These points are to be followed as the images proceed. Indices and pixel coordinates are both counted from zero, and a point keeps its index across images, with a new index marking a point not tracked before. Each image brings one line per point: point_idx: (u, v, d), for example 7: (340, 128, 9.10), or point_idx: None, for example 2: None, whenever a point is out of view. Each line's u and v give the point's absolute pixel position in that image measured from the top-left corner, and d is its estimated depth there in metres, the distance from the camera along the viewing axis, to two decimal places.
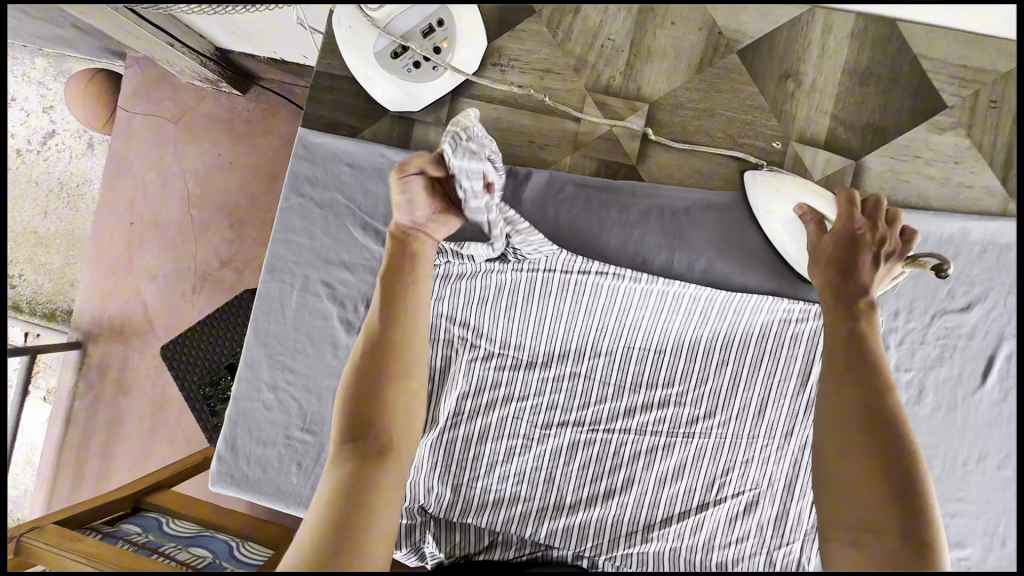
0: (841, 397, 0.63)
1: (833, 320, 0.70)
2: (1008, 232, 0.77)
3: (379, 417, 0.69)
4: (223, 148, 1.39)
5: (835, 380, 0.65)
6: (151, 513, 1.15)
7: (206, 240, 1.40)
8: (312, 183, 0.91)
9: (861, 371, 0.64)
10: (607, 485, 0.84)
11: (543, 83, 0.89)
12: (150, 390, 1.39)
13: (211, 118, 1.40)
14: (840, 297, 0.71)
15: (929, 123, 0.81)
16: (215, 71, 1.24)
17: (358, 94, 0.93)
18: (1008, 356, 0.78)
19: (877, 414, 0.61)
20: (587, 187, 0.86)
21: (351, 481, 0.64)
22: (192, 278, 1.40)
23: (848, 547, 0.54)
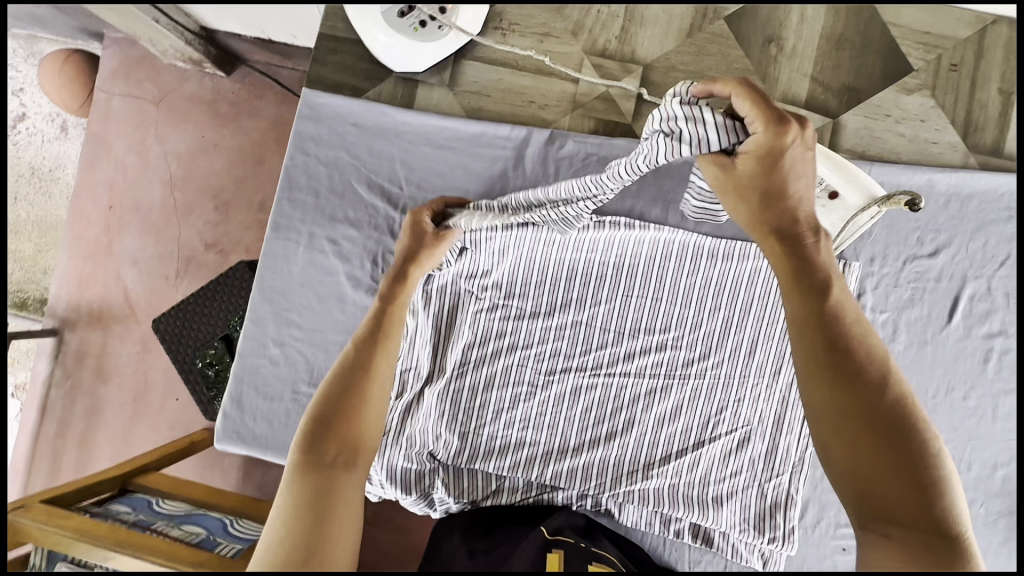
0: (830, 392, 0.56)
1: (792, 295, 0.61)
2: (968, 183, 0.85)
3: (346, 424, 0.68)
4: (207, 129, 1.38)
5: (814, 372, 0.58)
6: (139, 494, 1.13)
7: (193, 219, 1.38)
8: (317, 143, 0.93)
9: (840, 351, 0.58)
10: (608, 427, 0.88)
11: (543, 47, 0.93)
12: (138, 370, 1.37)
13: (193, 98, 1.38)
14: (799, 268, 0.62)
15: (898, 85, 0.88)
16: (199, 48, 1.23)
17: (363, 57, 0.96)
18: (970, 296, 0.85)
19: (875, 391, 0.56)
20: (586, 144, 0.89)
21: (310, 491, 0.62)
22: (174, 259, 1.38)
23: (881, 542, 0.52)
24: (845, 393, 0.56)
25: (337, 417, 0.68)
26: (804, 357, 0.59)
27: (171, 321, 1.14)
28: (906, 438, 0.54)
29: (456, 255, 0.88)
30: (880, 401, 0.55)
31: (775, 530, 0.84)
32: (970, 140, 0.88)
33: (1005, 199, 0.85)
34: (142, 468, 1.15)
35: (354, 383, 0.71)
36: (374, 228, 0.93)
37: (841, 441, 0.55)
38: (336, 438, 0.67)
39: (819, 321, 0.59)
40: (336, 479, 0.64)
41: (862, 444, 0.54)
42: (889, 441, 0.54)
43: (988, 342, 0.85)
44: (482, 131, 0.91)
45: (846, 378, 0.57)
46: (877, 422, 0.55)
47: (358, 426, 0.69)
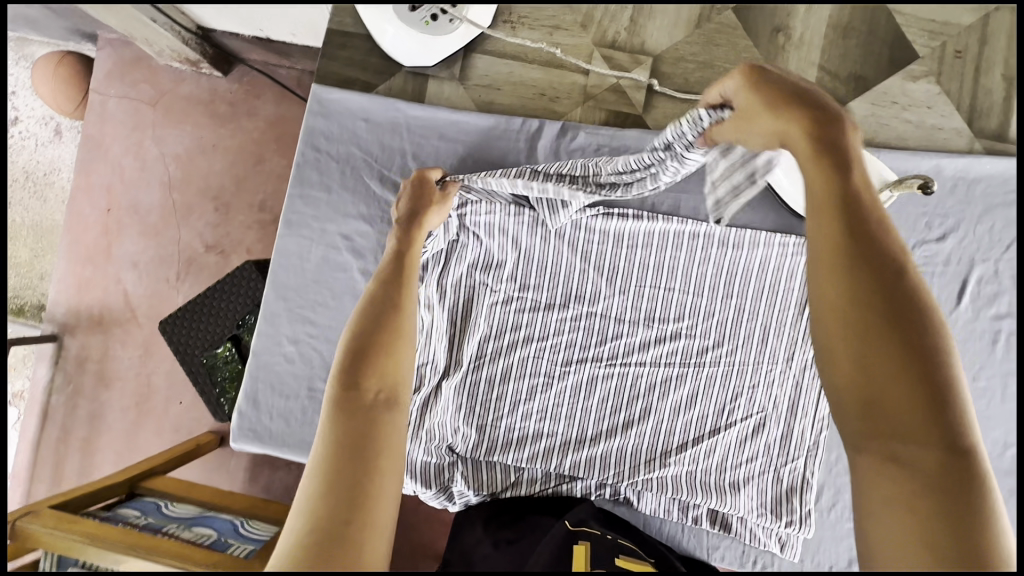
0: (846, 288, 0.50)
1: (816, 186, 0.54)
2: (974, 167, 0.87)
3: (376, 367, 0.65)
4: (208, 128, 1.37)
5: (833, 266, 0.51)
6: (148, 497, 1.12)
7: (195, 219, 1.37)
8: (328, 139, 0.93)
9: (862, 246, 0.51)
10: (625, 416, 0.89)
11: (552, 39, 0.93)
12: (142, 373, 1.35)
13: (192, 97, 1.37)
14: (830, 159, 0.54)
15: (904, 72, 0.90)
16: (199, 50, 1.24)
17: (372, 51, 0.96)
18: (978, 279, 0.87)
19: (891, 296, 0.50)
20: (597, 135, 0.90)
21: (353, 431, 0.59)
22: (177, 260, 1.37)
23: (884, 461, 0.46)
24: (861, 291, 0.50)
25: (369, 359, 0.66)
26: (822, 248, 0.52)
27: (177, 322, 1.13)
28: (918, 344, 0.48)
29: (470, 250, 0.89)
30: (894, 306, 0.49)
31: (792, 514, 0.85)
32: (975, 125, 0.89)
33: (1010, 183, 0.87)
34: (149, 472, 1.14)
35: (381, 328, 0.69)
36: (388, 223, 0.93)
37: (846, 341, 0.49)
38: (371, 380, 0.64)
39: (845, 211, 0.52)
40: (377, 420, 0.61)
41: (869, 349, 0.48)
42: (904, 350, 0.48)
43: (997, 323, 0.86)
44: (494, 124, 0.91)
45: (865, 277, 0.50)
46: (889, 330, 0.48)
47: (389, 369, 0.66)
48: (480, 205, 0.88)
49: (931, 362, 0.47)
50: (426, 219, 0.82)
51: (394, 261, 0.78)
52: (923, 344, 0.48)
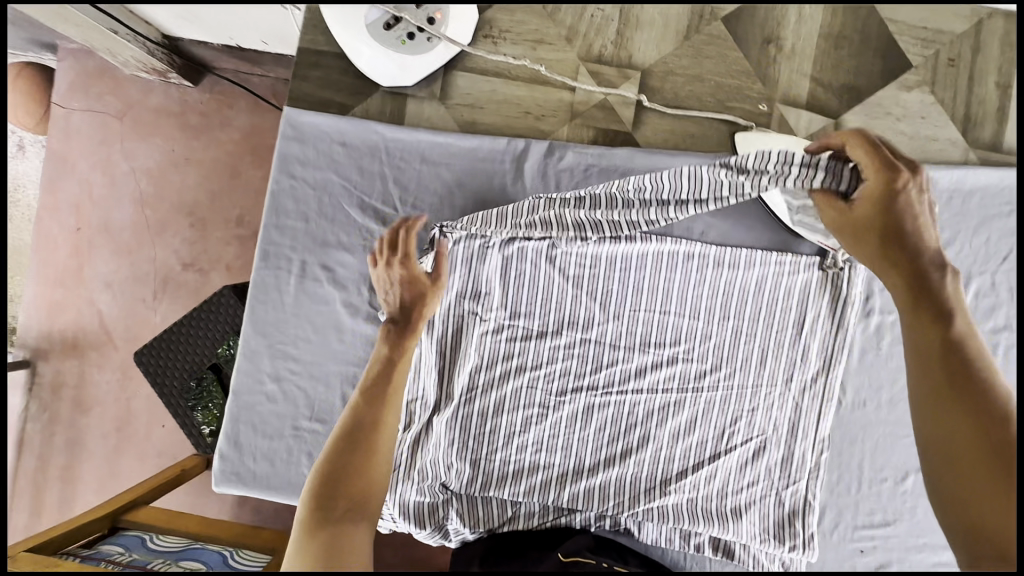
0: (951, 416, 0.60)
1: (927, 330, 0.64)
2: (969, 179, 0.85)
3: (353, 472, 0.70)
4: (179, 144, 1.30)
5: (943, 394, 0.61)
6: (132, 531, 1.04)
7: (169, 239, 1.31)
8: (303, 164, 0.88)
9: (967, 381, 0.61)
10: (623, 445, 0.86)
11: (536, 54, 0.90)
12: (119, 401, 1.29)
13: (161, 111, 1.30)
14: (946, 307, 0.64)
15: (898, 81, 0.87)
16: (163, 59, 1.16)
17: (347, 70, 0.91)
18: (975, 292, 0.85)
19: (987, 420, 0.59)
20: (585, 155, 0.86)
21: (322, 541, 0.65)
22: (152, 283, 1.31)
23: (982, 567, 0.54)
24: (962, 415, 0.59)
25: (350, 463, 0.70)
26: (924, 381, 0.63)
27: (153, 352, 1.06)
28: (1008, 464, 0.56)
29: (458, 278, 0.84)
30: (990, 431, 0.58)
31: (795, 538, 0.84)
32: (969, 136, 0.87)
33: (1005, 193, 0.85)
34: (134, 503, 1.06)
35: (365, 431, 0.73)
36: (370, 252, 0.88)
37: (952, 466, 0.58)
38: (349, 485, 0.69)
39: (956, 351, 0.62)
40: (347, 529, 0.66)
41: (973, 474, 0.57)
42: (1008, 478, 0.56)
43: (993, 337, 0.85)
44: (478, 146, 0.87)
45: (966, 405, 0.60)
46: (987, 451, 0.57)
47: (367, 475, 0.71)
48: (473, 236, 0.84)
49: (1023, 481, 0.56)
50: (421, 308, 0.80)
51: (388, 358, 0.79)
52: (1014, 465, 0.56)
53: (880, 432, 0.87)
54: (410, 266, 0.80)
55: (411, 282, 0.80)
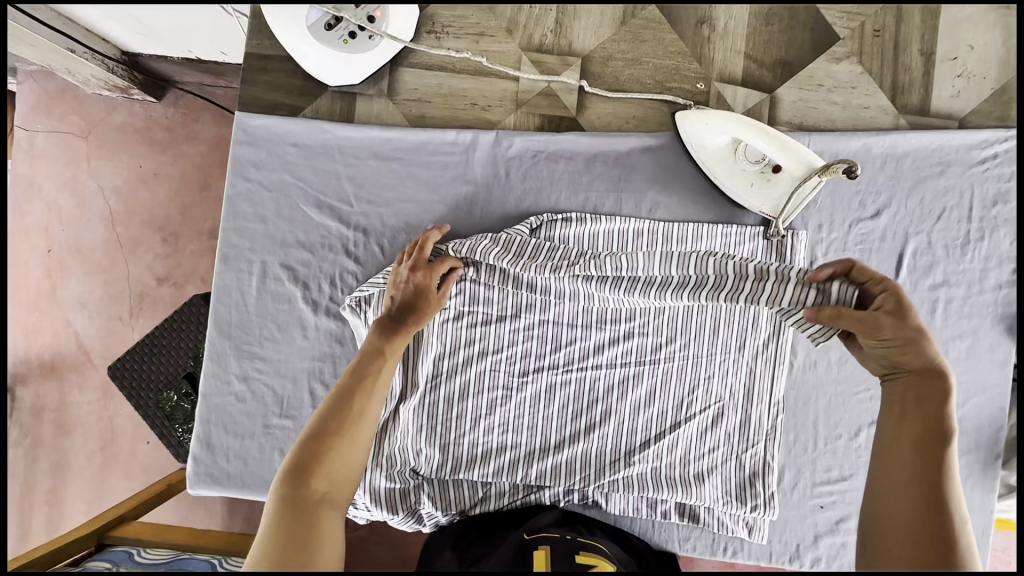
0: (910, 517, 0.61)
1: (904, 434, 0.65)
2: (901, 143, 0.88)
3: (325, 458, 0.64)
4: (144, 158, 1.30)
5: (904, 495, 0.62)
6: (119, 547, 1.00)
7: (141, 254, 1.31)
8: (257, 167, 0.90)
9: (930, 490, 0.61)
10: (586, 420, 0.89)
11: (479, 47, 0.93)
12: (102, 419, 1.30)
13: (125, 127, 1.31)
14: (925, 416, 0.64)
15: (827, 54, 0.91)
16: (124, 76, 1.16)
17: (295, 72, 0.93)
18: (914, 252, 0.89)
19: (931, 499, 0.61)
20: (532, 142, 0.90)
21: (296, 529, 0.59)
22: (128, 299, 1.31)
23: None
24: (921, 524, 0.60)
25: (324, 451, 0.64)
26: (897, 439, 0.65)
27: (127, 366, 1.06)
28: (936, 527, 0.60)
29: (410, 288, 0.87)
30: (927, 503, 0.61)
31: (756, 498, 0.87)
32: (898, 101, 0.91)
33: (935, 155, 0.88)
34: (120, 520, 1.05)
35: (341, 420, 0.67)
36: (329, 249, 0.90)
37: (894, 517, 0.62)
38: (321, 472, 0.63)
39: (926, 458, 0.63)
40: (321, 519, 0.61)
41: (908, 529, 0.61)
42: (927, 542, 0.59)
43: (934, 292, 0.88)
44: (427, 139, 0.90)
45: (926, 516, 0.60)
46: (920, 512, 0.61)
47: (342, 461, 0.65)
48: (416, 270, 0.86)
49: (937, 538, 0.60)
50: (412, 304, 0.78)
51: (369, 354, 0.74)
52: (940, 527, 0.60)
53: (833, 391, 0.90)
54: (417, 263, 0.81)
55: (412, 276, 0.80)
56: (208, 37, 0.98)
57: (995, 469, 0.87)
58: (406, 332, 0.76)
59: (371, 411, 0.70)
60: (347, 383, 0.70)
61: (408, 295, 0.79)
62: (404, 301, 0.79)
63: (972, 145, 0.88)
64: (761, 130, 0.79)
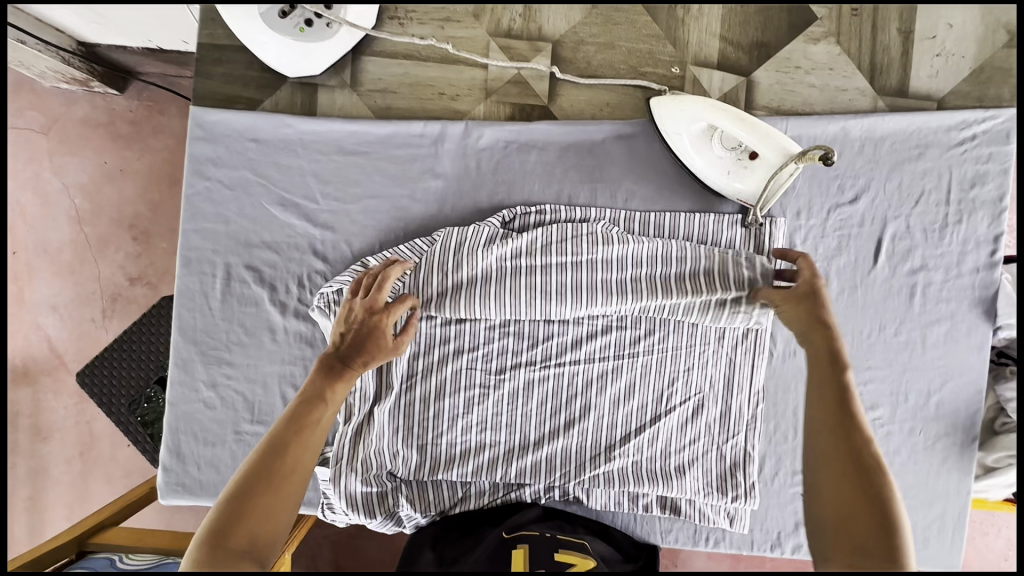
0: (833, 453, 0.63)
1: (820, 400, 0.66)
2: (879, 126, 0.87)
3: (254, 508, 0.60)
4: (110, 154, 1.24)
5: (836, 472, 0.62)
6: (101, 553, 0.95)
7: (111, 254, 1.26)
8: (216, 165, 0.86)
9: (857, 462, 0.62)
10: (566, 416, 0.87)
11: (444, 33, 0.89)
12: (78, 425, 1.26)
13: (87, 121, 1.24)
14: (833, 378, 0.67)
15: (804, 35, 0.89)
16: (82, 68, 1.08)
17: (253, 64, 0.89)
18: (892, 236, 0.87)
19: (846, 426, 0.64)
20: (503, 133, 0.87)
21: None
22: (100, 301, 1.26)
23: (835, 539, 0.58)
24: (860, 501, 0.59)
25: (255, 499, 0.60)
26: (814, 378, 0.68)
27: (100, 371, 1.01)
28: (857, 454, 0.62)
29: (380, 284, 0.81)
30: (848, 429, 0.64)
31: (737, 488, 0.87)
32: (877, 83, 0.89)
33: (914, 137, 0.87)
34: (100, 526, 0.98)
35: (273, 470, 0.63)
36: (295, 248, 0.87)
37: (825, 450, 0.64)
38: (246, 523, 0.59)
39: (838, 396, 0.66)
40: None
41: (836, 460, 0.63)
42: (848, 466, 0.62)
43: (912, 277, 0.88)
44: (393, 132, 0.87)
45: (864, 493, 0.60)
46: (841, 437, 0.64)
47: (269, 516, 0.61)
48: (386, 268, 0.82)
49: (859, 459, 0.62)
50: (360, 348, 0.74)
51: (310, 398, 0.69)
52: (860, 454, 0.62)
53: None
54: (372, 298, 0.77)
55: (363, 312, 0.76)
56: (164, 25, 0.92)
57: (972, 451, 0.88)
58: (349, 378, 0.73)
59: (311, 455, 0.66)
60: (291, 417, 0.67)
61: (358, 338, 0.74)
62: (350, 345, 0.74)
63: (950, 127, 0.86)
64: (732, 113, 0.78)
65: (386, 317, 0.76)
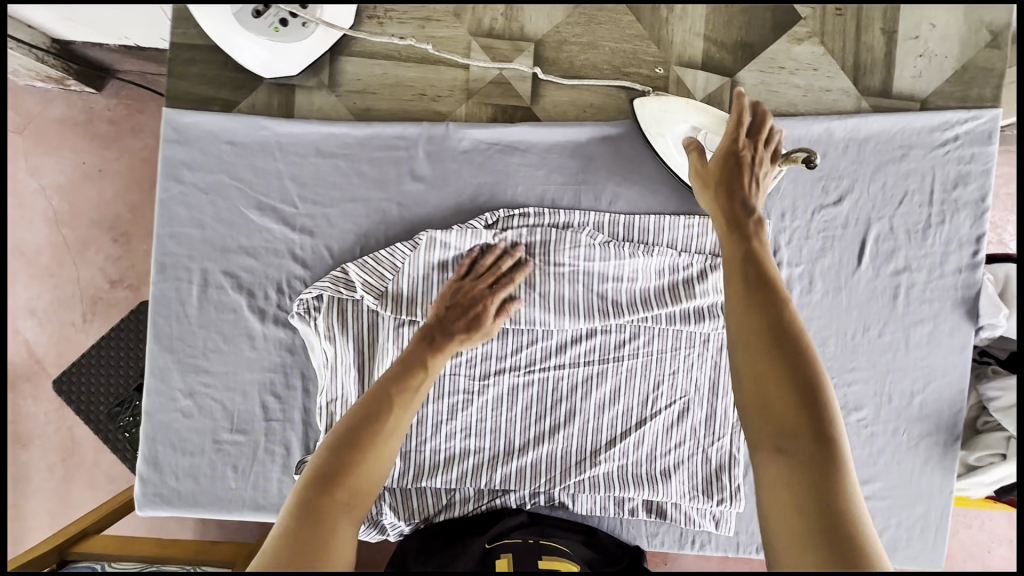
0: (752, 332, 0.63)
1: (734, 287, 0.67)
2: (863, 127, 0.86)
3: (356, 466, 0.64)
4: (88, 154, 1.20)
5: (753, 349, 0.63)
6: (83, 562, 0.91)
7: (91, 256, 1.22)
8: (191, 168, 0.84)
9: (777, 345, 0.62)
10: (551, 421, 0.87)
11: (425, 32, 0.87)
12: (60, 431, 1.22)
13: (64, 121, 1.20)
14: (742, 263, 0.69)
15: (788, 35, 0.88)
16: (57, 67, 1.05)
17: (228, 64, 0.86)
18: (876, 238, 0.87)
19: (762, 301, 0.65)
20: (484, 135, 0.86)
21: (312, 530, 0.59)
22: (80, 305, 1.22)
23: (763, 431, 0.60)
24: (775, 375, 0.61)
25: (356, 448, 0.65)
26: (732, 268, 0.69)
27: (78, 377, 0.99)
28: (779, 332, 0.63)
29: (363, 289, 0.80)
30: (768, 307, 0.64)
31: (722, 492, 0.86)
32: (860, 84, 0.88)
33: (897, 138, 0.87)
34: (83, 534, 0.93)
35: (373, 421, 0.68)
36: (274, 254, 0.85)
37: (746, 339, 0.64)
38: (350, 474, 0.64)
39: (752, 284, 0.67)
40: (339, 525, 0.60)
41: (759, 343, 0.63)
42: (768, 345, 0.62)
43: (895, 278, 0.88)
44: (373, 134, 0.85)
45: (787, 374, 0.60)
46: (758, 312, 0.64)
47: (370, 466, 0.65)
48: (367, 274, 0.81)
49: (778, 333, 0.63)
50: (467, 321, 0.78)
51: (413, 360, 0.74)
52: (779, 329, 0.63)
53: None
54: (481, 279, 0.81)
55: (469, 291, 0.80)
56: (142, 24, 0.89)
57: (955, 450, 0.88)
58: (448, 348, 0.76)
59: (406, 419, 0.70)
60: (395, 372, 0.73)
61: (464, 310, 0.79)
62: (457, 313, 0.79)
63: (934, 127, 0.86)
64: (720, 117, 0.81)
65: (496, 299, 0.80)
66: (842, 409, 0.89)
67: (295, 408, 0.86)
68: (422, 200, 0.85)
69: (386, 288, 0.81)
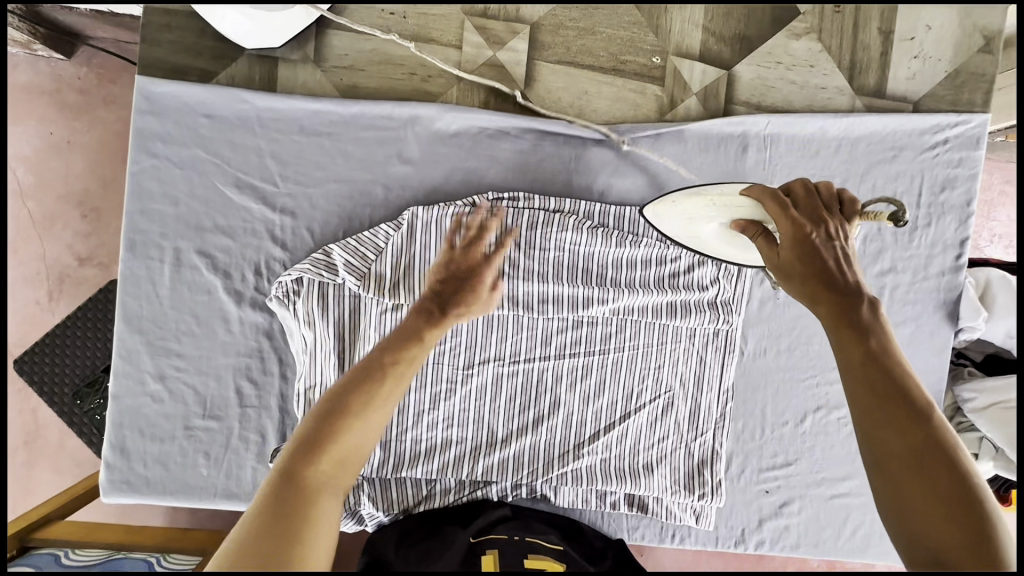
0: (899, 456, 0.50)
1: (863, 403, 0.52)
2: (857, 126, 0.86)
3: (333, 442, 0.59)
4: (56, 124, 1.13)
5: (897, 481, 0.49)
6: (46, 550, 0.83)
7: (57, 230, 1.14)
8: (164, 141, 0.80)
9: (920, 471, 0.49)
10: (534, 413, 0.85)
11: (417, 9, 0.84)
12: (21, 413, 1.14)
13: (30, 86, 1.12)
14: (865, 371, 0.53)
15: (786, 29, 0.87)
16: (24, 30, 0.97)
17: (206, 32, 0.82)
18: (864, 238, 0.88)
19: (900, 410, 0.51)
20: (475, 119, 0.83)
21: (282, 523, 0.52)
22: (46, 280, 1.14)
23: None
24: (936, 517, 0.47)
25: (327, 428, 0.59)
26: (853, 372, 0.53)
27: (40, 358, 0.93)
28: (930, 453, 0.49)
29: (345, 272, 0.77)
30: (910, 423, 0.50)
31: (704, 487, 0.86)
32: (856, 82, 0.88)
33: (889, 139, 0.87)
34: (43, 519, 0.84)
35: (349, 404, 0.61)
36: (252, 234, 0.81)
37: (894, 466, 0.50)
38: (332, 446, 0.58)
39: (885, 389, 0.52)
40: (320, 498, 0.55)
41: (911, 468, 0.49)
42: (917, 469, 0.49)
43: (881, 279, 0.88)
44: (360, 113, 0.81)
45: (950, 513, 0.47)
46: (894, 426, 0.50)
47: (354, 443, 0.60)
48: (350, 257, 0.78)
49: (926, 453, 0.49)
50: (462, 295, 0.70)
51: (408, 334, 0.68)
52: (927, 447, 0.50)
53: (779, 378, 0.90)
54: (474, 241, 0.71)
55: (460, 253, 0.71)
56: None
57: None
58: (449, 319, 0.70)
59: (389, 405, 0.64)
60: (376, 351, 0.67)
61: (462, 278, 0.70)
62: (451, 282, 0.70)
63: (924, 130, 0.86)
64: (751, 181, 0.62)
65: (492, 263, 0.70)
66: (824, 407, 0.90)
67: (272, 395, 0.83)
68: (409, 183, 0.83)
69: (368, 272, 0.78)
